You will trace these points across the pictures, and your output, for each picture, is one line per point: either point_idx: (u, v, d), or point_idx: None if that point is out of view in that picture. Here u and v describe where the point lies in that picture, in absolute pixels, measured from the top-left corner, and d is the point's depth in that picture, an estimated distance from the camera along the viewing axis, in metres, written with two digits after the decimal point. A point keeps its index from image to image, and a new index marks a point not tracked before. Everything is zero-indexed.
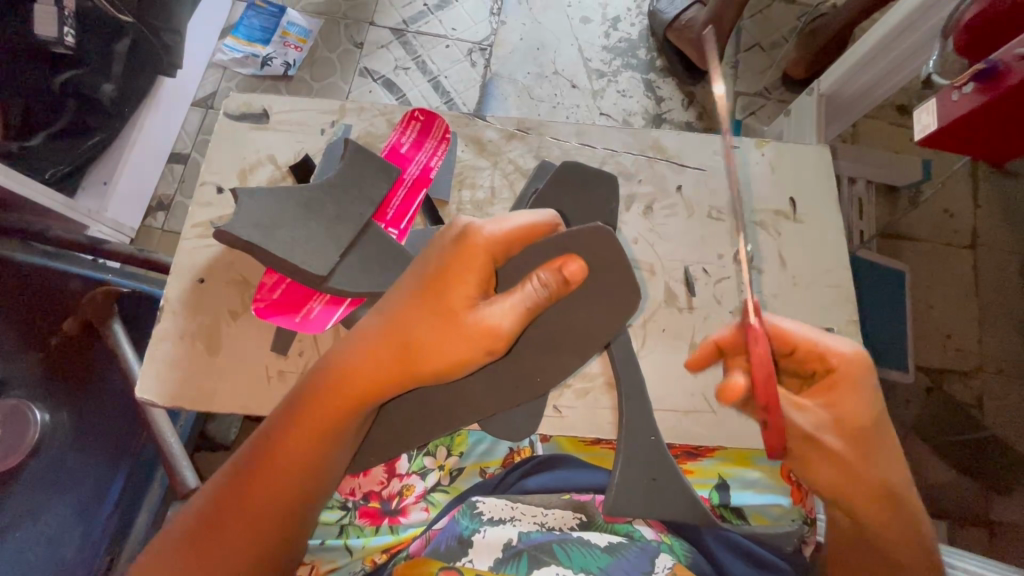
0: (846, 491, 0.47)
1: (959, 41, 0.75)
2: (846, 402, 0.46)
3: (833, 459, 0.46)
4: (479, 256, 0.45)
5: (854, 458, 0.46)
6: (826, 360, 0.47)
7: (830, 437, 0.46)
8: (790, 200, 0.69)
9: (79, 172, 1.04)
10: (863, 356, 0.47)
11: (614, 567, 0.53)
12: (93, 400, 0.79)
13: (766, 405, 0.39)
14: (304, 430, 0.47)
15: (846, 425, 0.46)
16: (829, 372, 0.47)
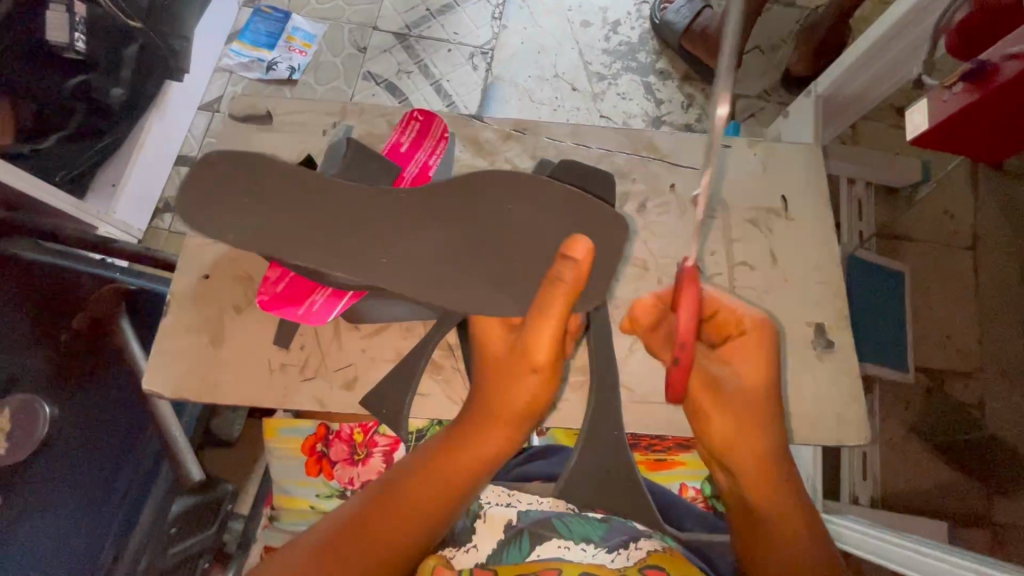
0: (734, 444, 0.55)
1: (950, 42, 0.76)
2: (745, 369, 0.54)
3: (728, 414, 0.54)
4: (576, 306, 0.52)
5: (745, 420, 0.54)
6: (737, 323, 0.55)
7: (728, 391, 0.55)
8: (782, 198, 0.70)
9: (88, 175, 1.07)
10: (770, 325, 0.55)
11: (611, 533, 0.58)
12: (101, 395, 0.81)
13: (682, 341, 0.48)
14: (427, 501, 0.52)
15: (746, 388, 0.54)
16: (739, 335, 0.54)
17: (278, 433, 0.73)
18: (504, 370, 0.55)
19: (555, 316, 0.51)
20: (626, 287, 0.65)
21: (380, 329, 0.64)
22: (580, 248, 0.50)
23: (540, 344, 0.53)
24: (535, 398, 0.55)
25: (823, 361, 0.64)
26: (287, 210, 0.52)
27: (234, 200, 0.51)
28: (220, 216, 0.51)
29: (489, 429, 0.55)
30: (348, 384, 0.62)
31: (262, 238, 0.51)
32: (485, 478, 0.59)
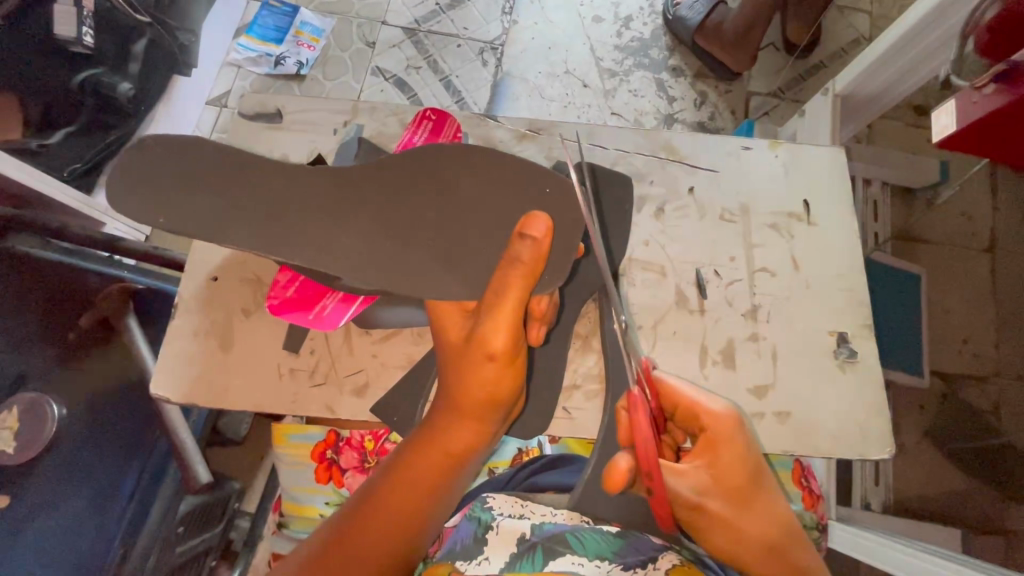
0: (738, 556, 0.46)
1: (980, 40, 0.73)
2: (723, 459, 0.47)
3: (716, 520, 0.46)
4: (522, 291, 0.46)
5: (738, 515, 0.46)
6: (697, 419, 0.49)
7: (711, 501, 0.46)
8: (804, 202, 0.68)
9: (96, 170, 1.04)
10: (734, 414, 0.49)
11: (627, 550, 0.52)
12: (110, 395, 0.80)
13: (648, 471, 0.45)
14: (396, 510, 0.48)
15: (725, 483, 0.46)
16: (703, 432, 0.49)
17: (287, 439, 0.72)
18: (461, 359, 0.49)
19: (509, 305, 0.46)
20: (643, 293, 0.64)
21: (391, 334, 0.63)
22: (539, 223, 0.45)
23: (496, 330, 0.46)
24: (495, 389, 0.49)
25: (846, 371, 0.62)
26: (210, 188, 0.44)
27: (158, 183, 0.44)
28: (140, 201, 0.44)
29: (455, 425, 0.50)
30: (359, 390, 0.61)
31: (192, 219, 0.44)
32: (465, 475, 0.54)
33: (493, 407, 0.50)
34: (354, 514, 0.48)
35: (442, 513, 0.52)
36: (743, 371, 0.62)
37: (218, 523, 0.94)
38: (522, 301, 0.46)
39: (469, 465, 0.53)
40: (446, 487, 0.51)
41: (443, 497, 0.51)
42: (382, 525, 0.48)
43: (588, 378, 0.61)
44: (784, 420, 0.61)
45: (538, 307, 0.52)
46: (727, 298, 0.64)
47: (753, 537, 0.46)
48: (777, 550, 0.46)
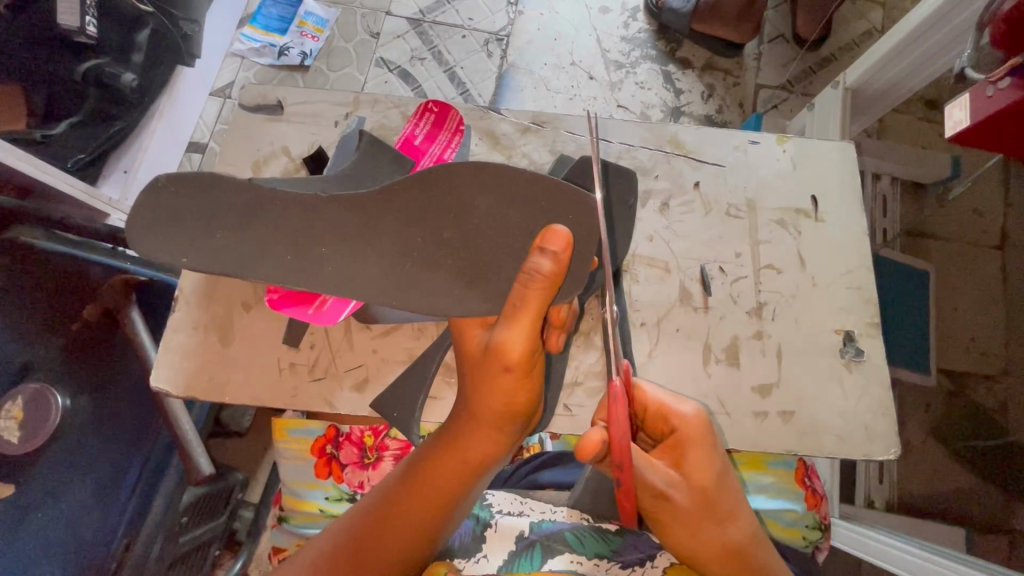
0: (698, 556, 0.47)
1: (995, 33, 0.70)
2: (692, 461, 0.47)
3: (681, 518, 0.45)
4: (542, 298, 0.44)
5: (705, 518, 0.46)
6: (667, 421, 0.48)
7: (679, 497, 0.45)
8: (812, 199, 0.67)
9: (102, 160, 1.03)
10: (705, 419, 0.48)
11: (624, 549, 0.55)
12: (114, 387, 0.82)
13: (620, 464, 0.41)
14: (409, 519, 0.48)
15: (693, 482, 0.46)
16: (673, 434, 0.48)
17: (288, 434, 0.72)
18: (479, 370, 0.47)
19: (529, 312, 0.44)
20: (646, 290, 0.63)
21: (392, 329, 0.62)
22: (559, 237, 0.45)
23: (515, 339, 0.44)
24: (513, 400, 0.47)
25: (852, 370, 0.61)
26: (230, 221, 0.46)
27: (180, 222, 0.45)
28: (164, 239, 0.45)
29: (473, 434, 0.48)
30: (359, 385, 0.61)
31: (219, 253, 0.45)
32: (478, 489, 0.52)
33: (511, 418, 0.48)
34: (368, 522, 0.48)
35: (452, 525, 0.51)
36: (746, 370, 0.61)
37: (221, 514, 0.94)
38: (542, 309, 0.45)
39: (487, 476, 0.51)
40: (461, 500, 0.49)
41: (457, 509, 0.50)
42: (394, 532, 0.48)
43: (589, 375, 0.61)
44: (788, 420, 0.60)
45: (558, 316, 0.51)
46: (732, 295, 0.63)
47: (715, 538, 0.46)
48: (739, 552, 0.47)
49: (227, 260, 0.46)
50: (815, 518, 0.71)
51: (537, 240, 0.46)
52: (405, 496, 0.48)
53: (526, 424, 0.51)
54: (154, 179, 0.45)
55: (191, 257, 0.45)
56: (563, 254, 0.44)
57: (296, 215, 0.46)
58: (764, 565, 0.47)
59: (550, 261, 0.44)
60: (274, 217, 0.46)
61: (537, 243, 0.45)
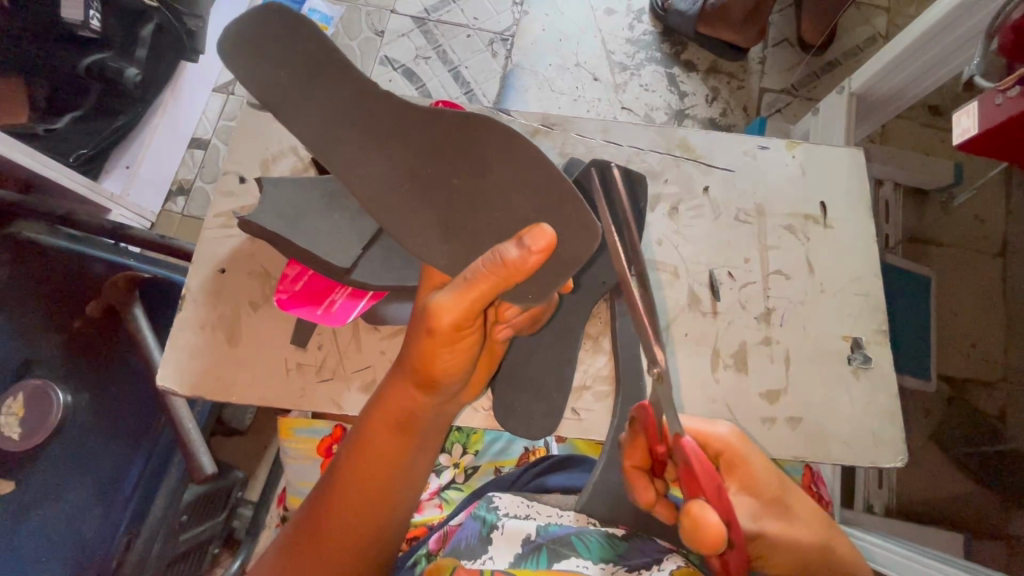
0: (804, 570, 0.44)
1: (1004, 42, 0.70)
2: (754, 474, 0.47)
3: (777, 537, 0.44)
4: (487, 278, 0.40)
5: (790, 525, 0.44)
6: (709, 447, 0.48)
7: (768, 523, 0.44)
8: (821, 205, 0.67)
9: (102, 156, 1.03)
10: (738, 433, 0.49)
11: (632, 551, 0.50)
12: (116, 384, 0.78)
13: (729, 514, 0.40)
14: (358, 487, 0.48)
15: (763, 496, 0.46)
16: (720, 459, 0.48)
17: (294, 433, 0.73)
18: (413, 331, 0.45)
19: (474, 289, 0.40)
20: (655, 294, 0.63)
21: (400, 331, 0.62)
22: (543, 237, 0.39)
23: (447, 309, 0.41)
24: (434, 363, 0.44)
25: (860, 377, 0.62)
26: (298, 69, 0.41)
27: (260, 46, 0.41)
28: (240, 58, 0.42)
29: (394, 390, 0.47)
30: (367, 385, 0.61)
31: (273, 90, 0.42)
32: (426, 447, 0.51)
33: (438, 377, 0.45)
34: (325, 498, 0.48)
35: (410, 484, 0.51)
36: (754, 375, 0.61)
37: (221, 512, 0.94)
38: (484, 288, 0.40)
39: (425, 430, 0.50)
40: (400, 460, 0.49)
41: (401, 467, 0.49)
42: (342, 502, 0.48)
43: (597, 378, 0.61)
44: (796, 426, 0.60)
45: (504, 311, 0.49)
46: (740, 300, 0.63)
47: (809, 542, 0.44)
48: (826, 547, 0.45)
49: (277, 105, 0.42)
50: None
51: (521, 233, 0.41)
52: (347, 467, 0.48)
53: (462, 381, 0.48)
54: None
55: (248, 87, 0.42)
56: (536, 250, 0.39)
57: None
58: (851, 555, 0.46)
59: (519, 252, 0.39)
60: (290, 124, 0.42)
61: (518, 236, 0.40)
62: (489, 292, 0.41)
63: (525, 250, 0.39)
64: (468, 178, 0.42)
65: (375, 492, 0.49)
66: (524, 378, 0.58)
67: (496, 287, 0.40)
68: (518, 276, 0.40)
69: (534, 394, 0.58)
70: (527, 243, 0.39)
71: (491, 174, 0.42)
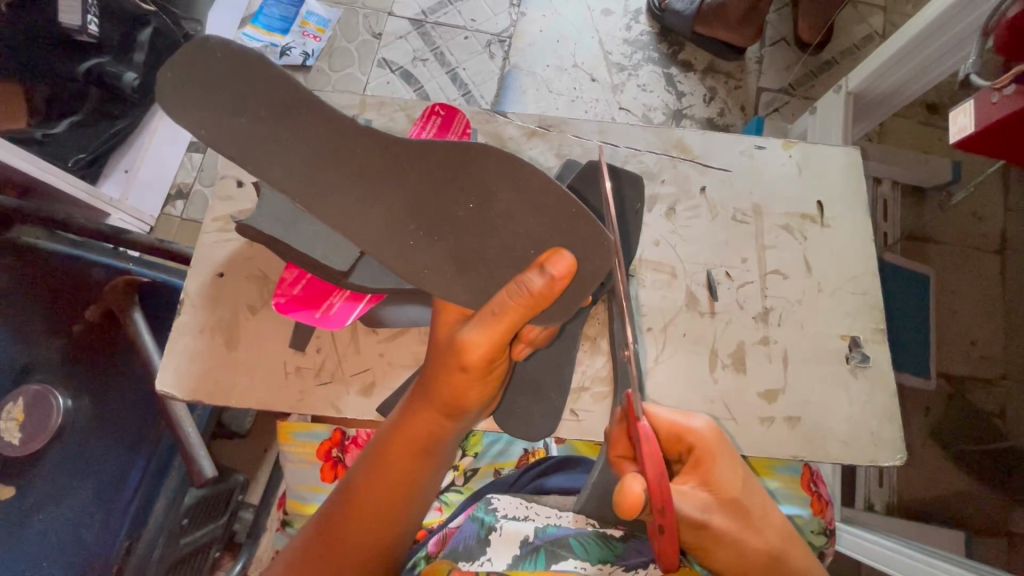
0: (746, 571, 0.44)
1: (999, 41, 0.70)
2: (716, 471, 0.47)
3: (724, 537, 0.44)
4: (517, 310, 0.41)
5: (740, 528, 0.45)
6: (683, 440, 0.48)
7: (716, 517, 0.44)
8: (818, 203, 0.67)
9: (102, 160, 1.03)
10: (716, 430, 0.49)
11: (630, 553, 0.50)
12: (114, 390, 0.78)
13: (661, 504, 0.39)
14: (376, 513, 0.48)
15: (722, 495, 0.46)
16: (691, 452, 0.48)
17: (293, 437, 0.73)
18: (438, 361, 0.45)
19: (505, 322, 0.42)
20: (654, 294, 0.63)
21: (399, 333, 0.62)
22: (563, 263, 0.41)
23: (477, 343, 0.42)
24: (464, 393, 0.45)
25: (858, 377, 0.62)
26: (261, 110, 0.40)
27: (212, 88, 0.39)
28: (186, 100, 0.39)
29: (417, 415, 0.48)
30: (365, 389, 0.61)
31: (242, 136, 0.40)
32: (443, 466, 0.52)
33: (463, 404, 0.46)
34: (339, 521, 0.48)
35: (426, 503, 0.51)
36: (753, 375, 0.61)
37: (221, 515, 0.94)
38: (517, 322, 0.42)
39: (443, 454, 0.51)
40: (421, 482, 0.49)
41: (422, 488, 0.50)
42: (360, 526, 0.48)
43: (595, 379, 0.61)
44: (794, 425, 0.60)
45: (528, 332, 0.49)
46: (739, 300, 0.63)
47: (757, 547, 0.45)
48: (779, 558, 0.45)
49: (241, 152, 0.40)
50: (821, 523, 0.72)
51: (539, 260, 0.42)
52: (365, 491, 0.48)
53: (483, 403, 0.49)
54: (211, 40, 0.38)
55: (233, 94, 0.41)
56: (558, 278, 0.41)
57: (284, 170, 0.41)
58: (804, 564, 0.46)
59: (543, 283, 0.40)
60: (269, 131, 0.41)
61: (538, 264, 0.41)
62: (520, 324, 0.42)
63: (547, 278, 0.41)
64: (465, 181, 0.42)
65: (392, 516, 0.49)
66: (522, 380, 0.58)
67: (527, 320, 0.42)
68: (542, 304, 0.41)
69: (532, 395, 0.58)
70: (545, 271, 0.41)
71: (486, 177, 0.41)
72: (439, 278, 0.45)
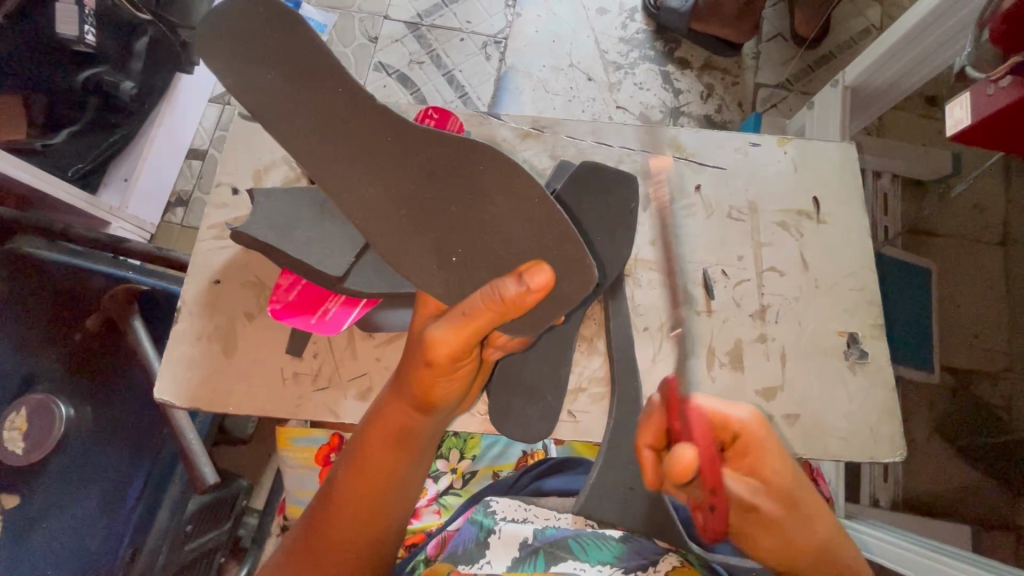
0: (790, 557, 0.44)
1: (994, 32, 0.69)
2: (765, 460, 0.44)
3: (772, 525, 0.43)
4: (488, 314, 0.41)
5: (788, 517, 0.43)
6: (729, 429, 0.45)
7: (765, 504, 0.43)
8: (814, 200, 0.67)
9: (100, 170, 1.04)
10: (761, 418, 0.46)
11: (629, 553, 0.50)
12: (117, 397, 0.78)
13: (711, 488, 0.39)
14: (355, 506, 0.48)
15: (771, 485, 0.44)
16: (734, 441, 0.45)
17: (292, 442, 0.73)
18: (411, 356, 0.46)
19: (474, 325, 0.42)
20: (649, 293, 0.63)
21: (395, 338, 0.62)
22: (541, 275, 0.41)
23: (444, 342, 0.42)
24: (433, 387, 0.46)
25: (857, 373, 0.61)
26: (281, 69, 0.41)
27: (245, 40, 0.41)
28: (223, 53, 0.42)
29: (389, 408, 0.48)
30: (363, 394, 0.61)
31: (263, 95, 0.42)
32: (423, 461, 0.52)
33: (434, 397, 0.46)
34: (322, 514, 0.49)
35: (407, 497, 0.51)
36: (750, 373, 0.61)
37: (225, 521, 0.95)
38: (490, 324, 0.42)
39: (421, 448, 0.50)
40: (399, 476, 0.49)
41: (400, 483, 0.50)
42: (341, 520, 0.48)
43: (593, 381, 0.61)
44: (793, 423, 0.60)
45: (496, 338, 0.50)
46: (736, 298, 0.63)
47: (803, 536, 0.44)
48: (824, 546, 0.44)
49: None
50: None
51: (519, 269, 0.42)
52: (343, 485, 0.49)
53: (457, 399, 0.49)
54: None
55: None
56: (533, 287, 0.40)
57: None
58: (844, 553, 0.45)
59: (519, 292, 0.40)
60: None
61: (516, 274, 0.41)
62: (490, 327, 0.42)
63: (525, 288, 0.40)
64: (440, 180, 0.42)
65: (372, 510, 0.49)
66: (518, 382, 0.58)
67: (499, 322, 0.42)
68: (515, 307, 0.41)
69: (530, 398, 0.58)
70: (520, 283, 0.40)
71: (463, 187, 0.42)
72: (430, 285, 0.45)
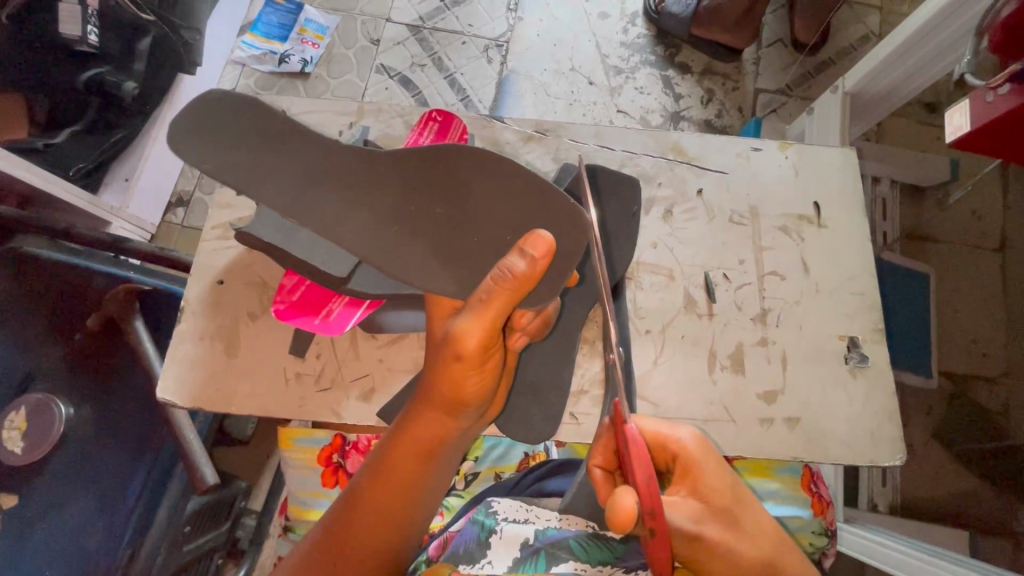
0: None
1: (993, 40, 0.70)
2: (707, 481, 0.44)
3: (718, 546, 0.41)
4: (505, 294, 0.41)
5: (730, 536, 0.42)
6: (667, 449, 0.46)
7: (708, 527, 0.41)
8: (815, 204, 0.67)
9: (102, 169, 1.05)
10: (702, 440, 0.46)
11: (630, 553, 0.50)
12: (117, 397, 0.78)
13: (652, 511, 0.36)
14: (379, 512, 0.48)
15: (713, 503, 0.43)
16: (676, 462, 0.46)
17: (294, 443, 0.72)
18: (437, 359, 0.45)
19: (495, 307, 0.42)
20: (650, 296, 0.63)
21: (398, 339, 0.63)
22: (541, 242, 0.40)
23: (471, 332, 0.42)
24: (463, 391, 0.45)
25: (857, 376, 0.62)
26: (255, 142, 0.42)
27: (214, 131, 0.41)
28: (195, 145, 0.41)
29: (422, 420, 0.48)
30: (365, 394, 0.61)
31: (238, 169, 0.41)
32: (448, 470, 0.52)
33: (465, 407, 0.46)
34: (342, 519, 0.49)
35: (430, 506, 0.52)
36: (751, 376, 0.61)
37: (224, 523, 0.95)
38: (510, 304, 0.42)
39: (447, 458, 0.50)
40: (425, 486, 0.49)
41: (425, 491, 0.50)
42: (365, 526, 0.48)
43: (595, 383, 0.61)
44: (794, 426, 0.60)
45: (518, 319, 0.49)
46: (737, 302, 0.63)
47: (751, 556, 0.41)
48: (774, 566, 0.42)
49: None
50: (823, 524, 0.71)
51: (517, 242, 0.42)
52: (370, 492, 0.48)
53: (485, 408, 0.49)
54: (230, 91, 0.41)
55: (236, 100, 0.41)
56: (536, 252, 0.40)
57: (291, 179, 0.42)
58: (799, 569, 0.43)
59: (525, 263, 0.40)
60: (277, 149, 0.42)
61: (516, 247, 0.41)
62: (510, 308, 0.42)
63: (529, 257, 0.40)
64: (444, 185, 0.43)
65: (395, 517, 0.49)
66: (520, 384, 0.58)
67: (516, 301, 0.42)
68: (528, 278, 0.41)
69: (532, 399, 0.58)
70: (523, 254, 0.41)
71: (466, 186, 0.43)
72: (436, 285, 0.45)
